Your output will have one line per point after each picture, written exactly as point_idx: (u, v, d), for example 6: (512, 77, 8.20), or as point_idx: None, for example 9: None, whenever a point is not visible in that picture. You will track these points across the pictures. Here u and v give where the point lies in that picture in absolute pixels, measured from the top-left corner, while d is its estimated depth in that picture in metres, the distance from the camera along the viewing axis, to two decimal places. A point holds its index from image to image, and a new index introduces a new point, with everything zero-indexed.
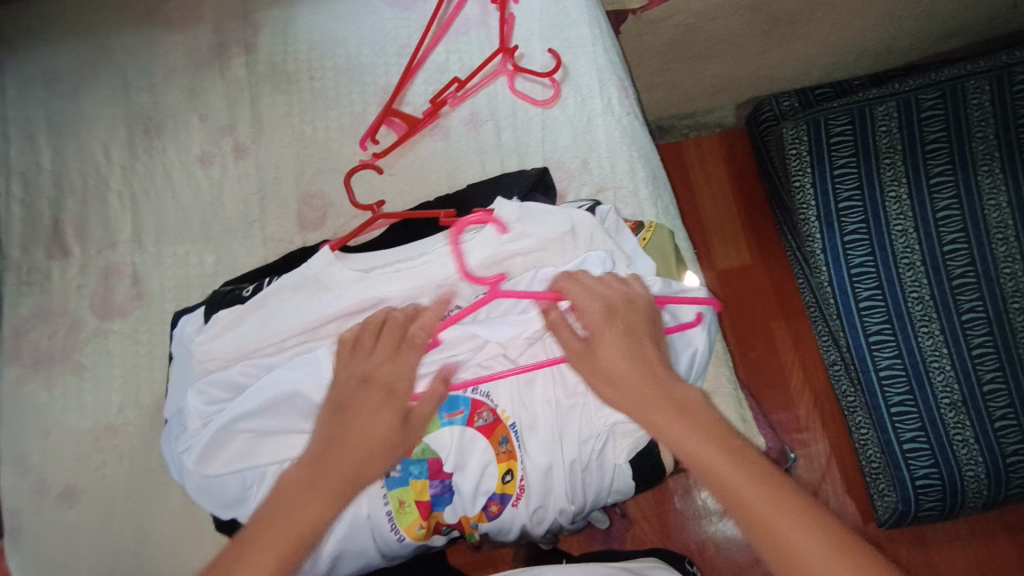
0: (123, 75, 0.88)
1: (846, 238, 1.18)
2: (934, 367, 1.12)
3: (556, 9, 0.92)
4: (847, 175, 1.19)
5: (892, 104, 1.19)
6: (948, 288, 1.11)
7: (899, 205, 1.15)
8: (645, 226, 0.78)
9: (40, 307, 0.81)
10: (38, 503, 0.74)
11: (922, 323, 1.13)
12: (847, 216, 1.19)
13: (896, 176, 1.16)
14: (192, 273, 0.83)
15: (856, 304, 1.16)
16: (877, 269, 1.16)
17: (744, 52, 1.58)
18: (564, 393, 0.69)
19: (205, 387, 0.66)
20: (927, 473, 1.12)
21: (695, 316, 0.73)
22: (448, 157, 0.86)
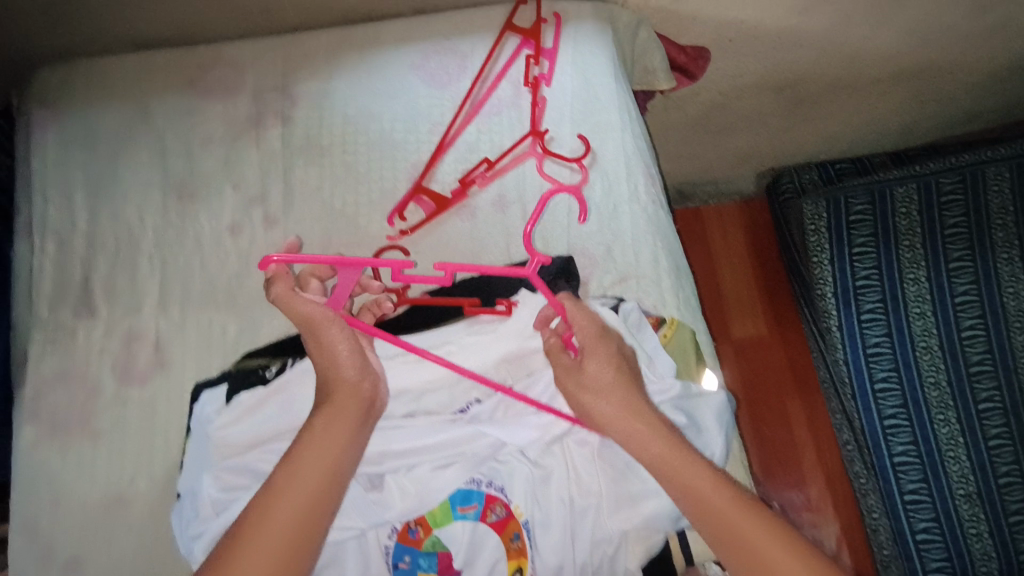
0: (163, 141, 0.91)
1: (863, 317, 1.17)
2: (951, 457, 1.11)
3: (588, 95, 0.93)
4: (865, 254, 1.18)
5: (912, 184, 1.17)
6: (966, 376, 1.10)
7: (917, 289, 1.14)
8: (666, 324, 0.79)
9: (62, 367, 0.82)
10: (44, 569, 0.74)
11: (939, 412, 1.12)
12: (865, 294, 1.17)
13: (915, 258, 1.15)
14: (215, 340, 0.84)
15: (872, 388, 1.15)
16: (893, 352, 1.15)
17: (766, 127, 1.60)
18: (579, 492, 0.68)
19: (220, 473, 0.65)
20: (940, 565, 1.11)
21: (713, 419, 0.73)
22: (474, 238, 0.87)
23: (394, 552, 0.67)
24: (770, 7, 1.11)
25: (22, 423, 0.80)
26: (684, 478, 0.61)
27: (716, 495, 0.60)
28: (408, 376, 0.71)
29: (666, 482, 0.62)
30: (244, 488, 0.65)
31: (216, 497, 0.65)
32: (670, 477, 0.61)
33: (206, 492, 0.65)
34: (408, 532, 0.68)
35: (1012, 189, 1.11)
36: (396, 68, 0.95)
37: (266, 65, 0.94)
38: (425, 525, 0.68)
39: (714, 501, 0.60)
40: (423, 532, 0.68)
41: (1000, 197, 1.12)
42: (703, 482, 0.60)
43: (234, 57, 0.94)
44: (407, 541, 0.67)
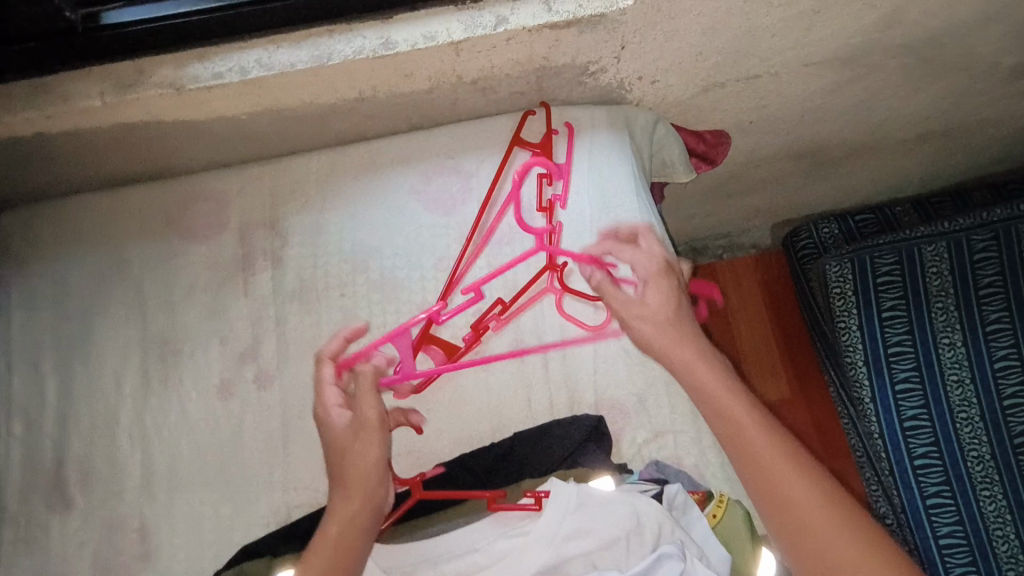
0: (140, 292, 0.82)
1: (897, 386, 1.19)
2: (985, 498, 1.14)
3: (609, 216, 0.84)
4: (894, 319, 1.21)
5: (942, 244, 1.22)
6: (1010, 446, 1.13)
7: (953, 355, 1.18)
8: (715, 498, 0.70)
9: (36, 569, 0.73)
10: None
11: (983, 484, 1.14)
12: (897, 362, 1.20)
13: (948, 322, 1.19)
14: (206, 526, 0.74)
15: (910, 459, 1.17)
16: (932, 423, 1.17)
17: (785, 186, 1.51)
18: None
19: None
20: None
21: None
22: (491, 392, 0.79)
23: None
24: (799, 90, 1.01)
25: None
26: (750, 448, 0.63)
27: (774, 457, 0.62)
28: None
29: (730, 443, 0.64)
30: None
31: None
32: (739, 447, 0.63)
33: None
34: None
35: None
36: (396, 194, 0.86)
37: (252, 197, 0.85)
38: None
39: (780, 468, 0.62)
40: None
41: None
42: (774, 461, 0.62)
43: (215, 190, 0.85)
44: None
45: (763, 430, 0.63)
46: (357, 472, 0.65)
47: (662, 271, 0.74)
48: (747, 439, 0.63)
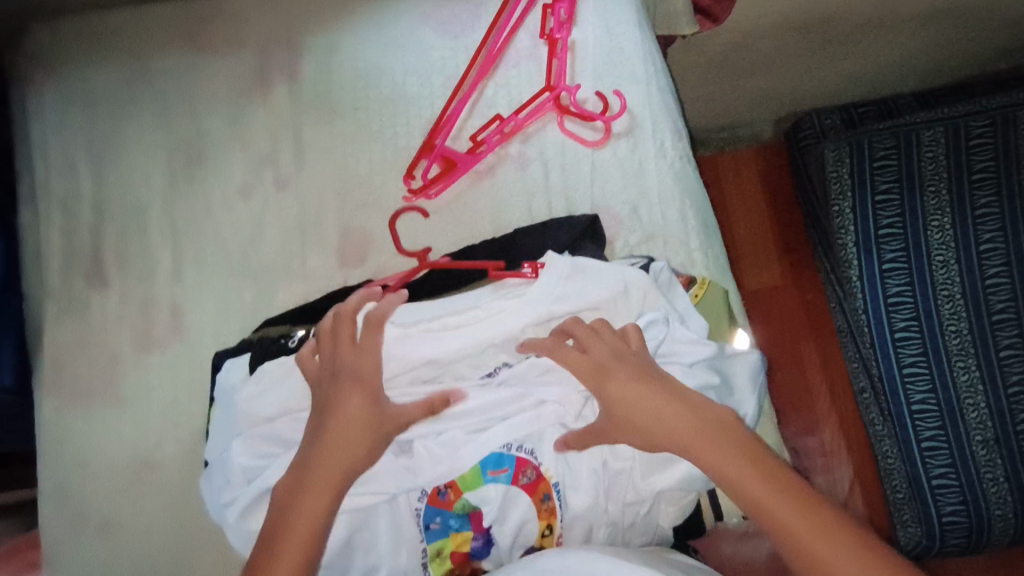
0: (164, 100, 0.87)
1: (885, 265, 1.18)
2: (959, 369, 1.13)
3: (611, 45, 0.88)
4: (888, 201, 1.19)
5: (939, 127, 1.17)
6: (988, 324, 1.11)
7: (941, 238, 1.15)
8: (698, 283, 0.75)
9: (81, 335, 0.81)
10: (82, 530, 0.78)
11: (959, 359, 1.13)
12: (886, 242, 1.18)
13: (939, 205, 1.15)
14: (232, 307, 0.82)
15: (892, 334, 1.17)
16: (916, 300, 1.16)
17: (789, 69, 1.53)
18: (613, 456, 0.68)
19: (251, 441, 0.67)
20: (954, 506, 1.16)
21: (748, 380, 0.71)
22: (495, 198, 0.84)
23: (426, 514, 0.67)
24: None
25: (44, 394, 0.80)
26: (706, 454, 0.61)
27: (723, 446, 0.61)
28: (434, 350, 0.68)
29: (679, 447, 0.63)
30: (274, 455, 0.67)
31: (246, 464, 0.66)
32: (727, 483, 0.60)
33: (238, 461, 0.66)
34: (439, 495, 0.67)
35: None
36: (409, 17, 0.90)
37: (270, 17, 0.89)
38: (456, 487, 0.67)
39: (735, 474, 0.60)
40: (454, 494, 0.67)
41: None
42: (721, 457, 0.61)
43: (235, 9, 0.89)
44: (438, 504, 0.67)
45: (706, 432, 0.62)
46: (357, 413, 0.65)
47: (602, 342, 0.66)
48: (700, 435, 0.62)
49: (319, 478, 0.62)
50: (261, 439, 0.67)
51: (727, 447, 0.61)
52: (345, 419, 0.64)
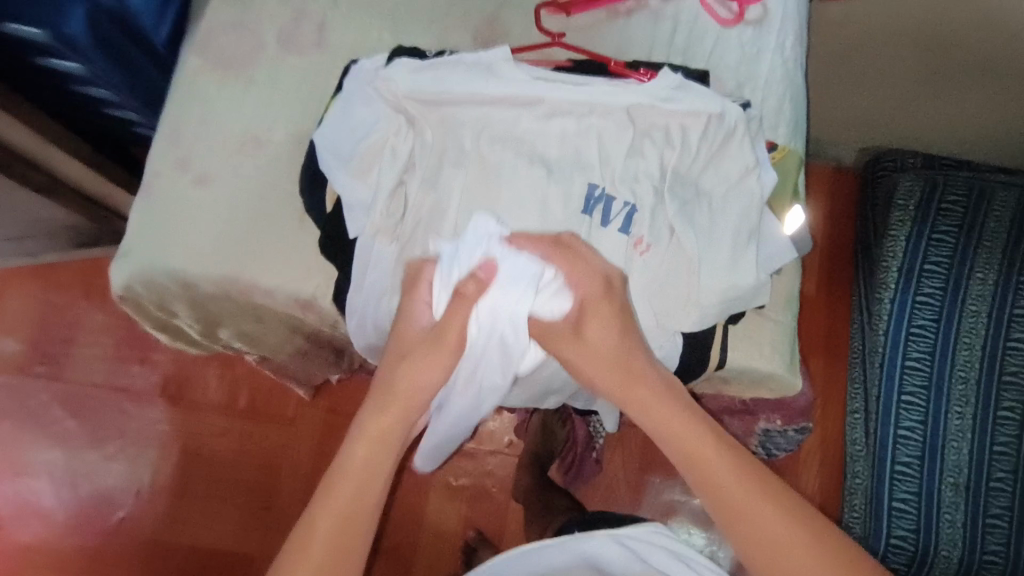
0: None
1: (918, 297, 1.34)
2: (954, 412, 1.28)
3: None
4: (943, 241, 1.34)
5: (1015, 194, 1.33)
6: (996, 380, 1.26)
7: (980, 290, 1.30)
8: (778, 149, 0.82)
9: (237, 16, 0.90)
10: (178, 175, 0.85)
11: (957, 401, 1.29)
12: (928, 278, 1.34)
13: (989, 261, 1.30)
14: (370, 43, 0.91)
15: (902, 360, 1.33)
16: (935, 335, 1.32)
17: (896, 93, 1.56)
18: (649, 245, 0.75)
19: (373, 98, 0.76)
20: (904, 536, 1.28)
21: (777, 239, 0.79)
22: (623, 36, 0.93)
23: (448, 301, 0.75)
24: None
25: (189, 53, 0.89)
26: (682, 448, 0.67)
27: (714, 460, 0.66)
28: (545, 100, 0.75)
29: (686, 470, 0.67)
30: (377, 122, 0.76)
31: (363, 126, 0.76)
32: (723, 508, 0.64)
33: (359, 115, 0.77)
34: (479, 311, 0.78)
35: None
36: None
37: None
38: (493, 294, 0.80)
39: (734, 496, 0.64)
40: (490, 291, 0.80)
41: None
42: (724, 476, 0.65)
43: None
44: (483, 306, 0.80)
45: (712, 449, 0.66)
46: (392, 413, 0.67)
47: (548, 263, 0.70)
48: (692, 449, 0.67)
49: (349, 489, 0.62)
50: (375, 113, 0.76)
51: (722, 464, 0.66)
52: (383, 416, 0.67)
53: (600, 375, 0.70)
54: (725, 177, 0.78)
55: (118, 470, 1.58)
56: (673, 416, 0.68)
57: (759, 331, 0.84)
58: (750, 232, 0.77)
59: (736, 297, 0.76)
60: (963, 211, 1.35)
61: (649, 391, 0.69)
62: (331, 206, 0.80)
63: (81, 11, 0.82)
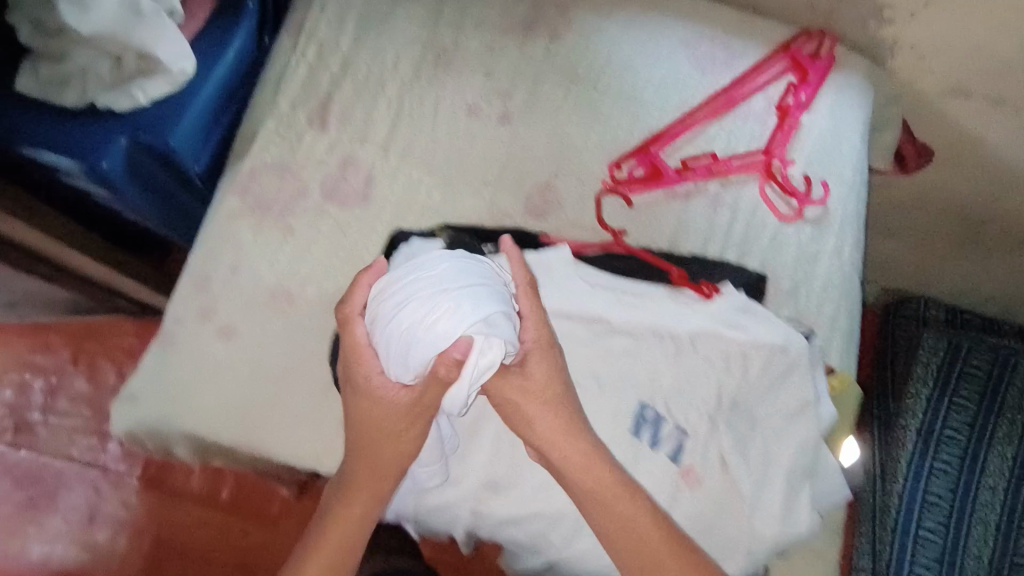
0: (441, 6, 0.94)
1: (936, 463, 1.30)
2: None
3: (832, 140, 0.94)
4: (964, 407, 1.32)
5: None
6: (1011, 562, 1.22)
7: (1000, 463, 1.27)
8: (838, 376, 0.77)
9: (283, 160, 0.86)
10: (200, 326, 0.80)
11: None
12: (945, 444, 1.31)
13: (1010, 433, 1.28)
14: (417, 201, 0.87)
15: (915, 528, 1.28)
16: (952, 507, 1.27)
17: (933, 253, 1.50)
18: (697, 481, 0.70)
19: None
20: None
21: (833, 479, 0.74)
22: (680, 220, 0.89)
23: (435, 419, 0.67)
24: None
25: (228, 194, 0.85)
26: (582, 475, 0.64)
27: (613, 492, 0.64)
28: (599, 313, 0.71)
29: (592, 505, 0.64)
30: None
31: None
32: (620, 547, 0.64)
33: None
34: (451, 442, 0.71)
35: None
36: (672, 39, 0.97)
37: None
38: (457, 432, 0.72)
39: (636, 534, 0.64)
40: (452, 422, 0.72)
41: None
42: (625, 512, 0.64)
43: None
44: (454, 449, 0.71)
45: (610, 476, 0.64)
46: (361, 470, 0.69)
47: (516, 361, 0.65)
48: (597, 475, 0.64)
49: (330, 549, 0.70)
50: None
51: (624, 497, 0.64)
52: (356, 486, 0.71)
53: (567, 441, 0.64)
54: (781, 409, 0.72)
55: (79, 555, 1.45)
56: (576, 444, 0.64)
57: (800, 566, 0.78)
58: (801, 474, 0.71)
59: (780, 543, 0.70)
60: (987, 377, 1.33)
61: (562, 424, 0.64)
62: None
63: (120, 146, 0.78)
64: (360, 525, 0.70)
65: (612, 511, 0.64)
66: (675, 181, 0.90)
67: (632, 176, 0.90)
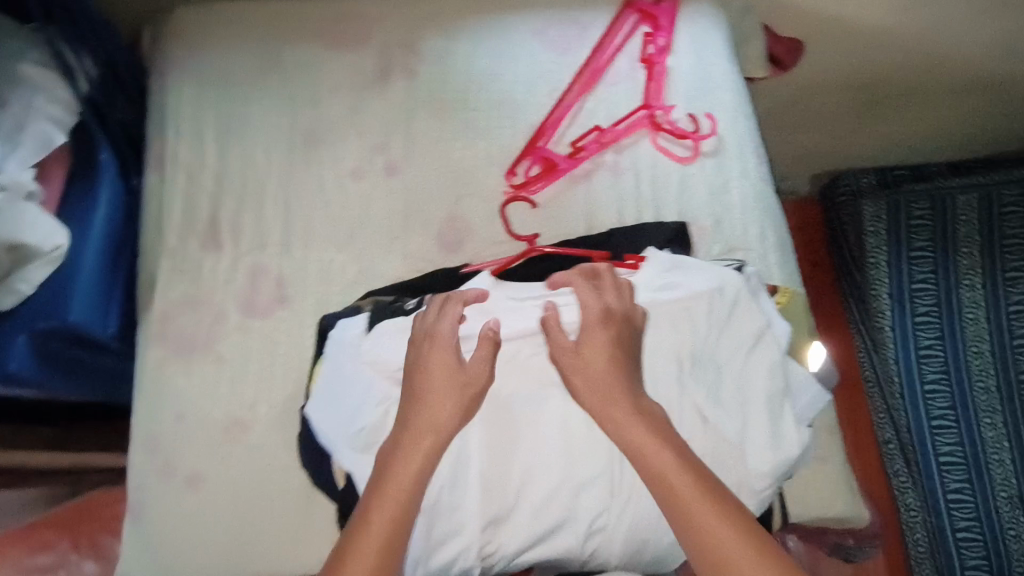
0: (292, 86, 0.93)
1: (917, 317, 1.39)
2: (986, 423, 1.30)
3: (702, 73, 0.96)
4: (923, 258, 1.40)
5: (973, 195, 1.39)
6: (1015, 379, 1.29)
7: (972, 297, 1.35)
8: (782, 290, 0.81)
9: (190, 293, 0.85)
10: (167, 484, 0.79)
11: (987, 414, 1.30)
12: (920, 296, 1.39)
13: (971, 267, 1.37)
14: (334, 278, 0.86)
15: (922, 386, 1.35)
16: (944, 352, 1.35)
17: (852, 136, 1.50)
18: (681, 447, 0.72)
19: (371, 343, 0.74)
20: (978, 559, 1.26)
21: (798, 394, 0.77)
22: (588, 202, 0.90)
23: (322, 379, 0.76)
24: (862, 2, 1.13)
25: (149, 347, 0.83)
26: (649, 457, 0.66)
27: (687, 485, 0.64)
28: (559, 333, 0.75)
29: (661, 493, 0.64)
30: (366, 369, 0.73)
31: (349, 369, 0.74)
32: (674, 506, 0.63)
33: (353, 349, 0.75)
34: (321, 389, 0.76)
35: None
36: (522, 34, 0.96)
37: (394, 21, 0.96)
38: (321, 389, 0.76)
39: (687, 497, 0.63)
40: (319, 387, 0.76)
41: None
42: (668, 463, 0.65)
43: (366, 10, 0.96)
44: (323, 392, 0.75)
45: (688, 475, 0.64)
46: (425, 396, 0.69)
47: (595, 314, 0.72)
48: (663, 461, 0.65)
49: (396, 493, 0.65)
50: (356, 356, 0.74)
51: (686, 479, 0.64)
52: (427, 430, 0.68)
53: (583, 392, 0.71)
54: (742, 346, 0.75)
55: None
56: (636, 418, 0.68)
57: (820, 476, 0.81)
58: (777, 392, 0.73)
59: (777, 467, 0.71)
60: (931, 223, 1.41)
61: (627, 407, 0.68)
62: (341, 483, 0.75)
63: (24, 346, 0.75)
64: (427, 462, 0.67)
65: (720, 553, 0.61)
66: (565, 167, 0.89)
67: (525, 181, 0.89)
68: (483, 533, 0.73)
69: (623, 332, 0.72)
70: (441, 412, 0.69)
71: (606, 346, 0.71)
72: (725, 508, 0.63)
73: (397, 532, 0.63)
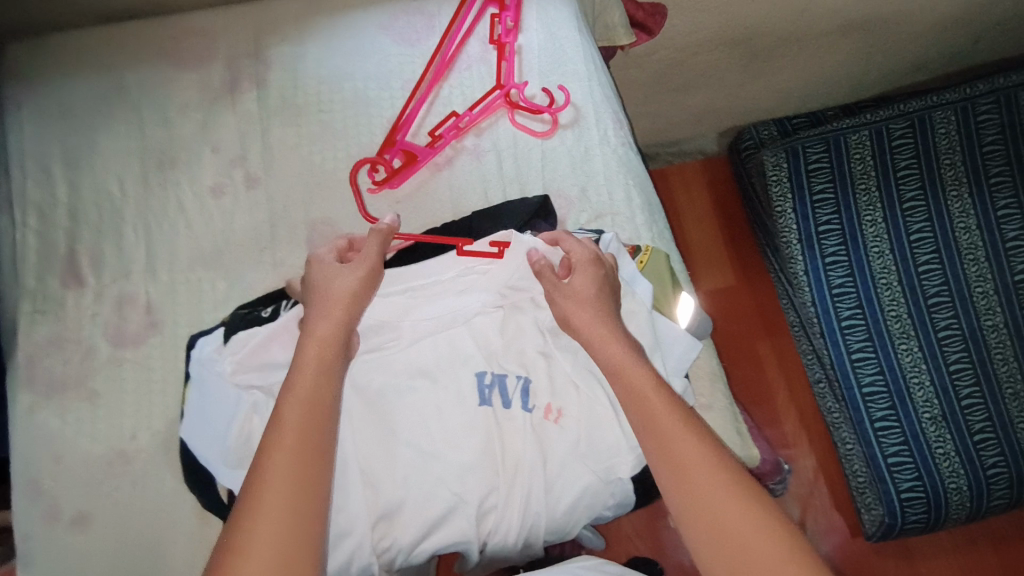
0: (139, 110, 0.91)
1: (827, 259, 1.26)
2: (904, 350, 1.21)
3: (554, 46, 0.96)
4: (825, 200, 1.27)
5: (865, 132, 1.27)
6: (926, 308, 1.21)
7: (875, 230, 1.24)
8: (642, 250, 0.85)
9: (56, 333, 0.83)
10: (51, 528, 0.77)
11: (902, 340, 1.21)
12: (827, 238, 1.26)
13: (871, 202, 1.25)
14: (204, 297, 0.85)
15: (839, 323, 1.24)
16: (856, 289, 1.24)
17: (744, 91, 1.51)
18: (549, 413, 0.76)
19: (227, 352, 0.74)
20: (912, 487, 1.20)
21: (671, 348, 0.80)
22: (453, 188, 0.90)
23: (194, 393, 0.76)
24: None
25: (18, 392, 0.81)
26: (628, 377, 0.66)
27: (700, 456, 0.60)
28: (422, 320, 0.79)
29: (664, 460, 0.61)
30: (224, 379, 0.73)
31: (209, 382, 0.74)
32: (684, 473, 0.59)
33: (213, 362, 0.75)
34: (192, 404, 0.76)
35: (956, 133, 1.23)
36: (370, 29, 0.95)
37: (237, 32, 0.95)
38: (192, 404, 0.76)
39: (702, 473, 0.59)
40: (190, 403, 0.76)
41: (946, 139, 1.24)
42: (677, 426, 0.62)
43: (207, 25, 0.95)
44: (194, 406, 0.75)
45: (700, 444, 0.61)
46: (324, 333, 0.67)
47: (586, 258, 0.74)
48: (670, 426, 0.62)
49: (293, 434, 0.59)
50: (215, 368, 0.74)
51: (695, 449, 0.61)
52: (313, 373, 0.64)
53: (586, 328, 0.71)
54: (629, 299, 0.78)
55: None
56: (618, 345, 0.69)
57: (708, 423, 0.83)
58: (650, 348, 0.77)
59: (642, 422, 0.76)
60: (829, 164, 1.28)
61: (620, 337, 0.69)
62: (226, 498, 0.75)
63: None
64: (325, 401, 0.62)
65: (687, 466, 0.59)
66: (424, 156, 0.88)
67: (386, 175, 0.89)
68: (375, 530, 0.72)
69: (602, 274, 0.74)
70: (329, 325, 0.68)
71: (594, 279, 0.73)
72: (687, 415, 0.63)
73: (304, 490, 0.56)
